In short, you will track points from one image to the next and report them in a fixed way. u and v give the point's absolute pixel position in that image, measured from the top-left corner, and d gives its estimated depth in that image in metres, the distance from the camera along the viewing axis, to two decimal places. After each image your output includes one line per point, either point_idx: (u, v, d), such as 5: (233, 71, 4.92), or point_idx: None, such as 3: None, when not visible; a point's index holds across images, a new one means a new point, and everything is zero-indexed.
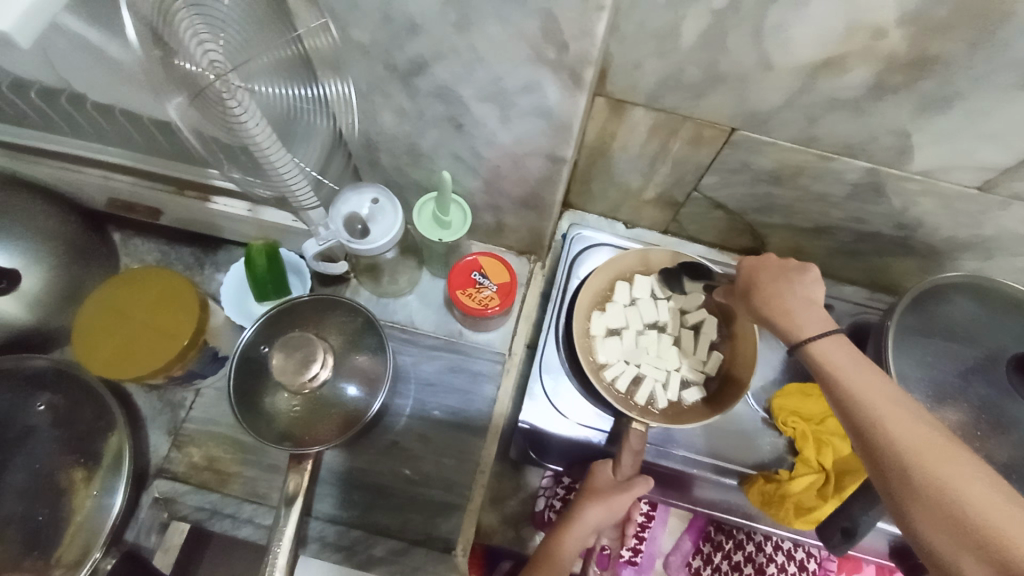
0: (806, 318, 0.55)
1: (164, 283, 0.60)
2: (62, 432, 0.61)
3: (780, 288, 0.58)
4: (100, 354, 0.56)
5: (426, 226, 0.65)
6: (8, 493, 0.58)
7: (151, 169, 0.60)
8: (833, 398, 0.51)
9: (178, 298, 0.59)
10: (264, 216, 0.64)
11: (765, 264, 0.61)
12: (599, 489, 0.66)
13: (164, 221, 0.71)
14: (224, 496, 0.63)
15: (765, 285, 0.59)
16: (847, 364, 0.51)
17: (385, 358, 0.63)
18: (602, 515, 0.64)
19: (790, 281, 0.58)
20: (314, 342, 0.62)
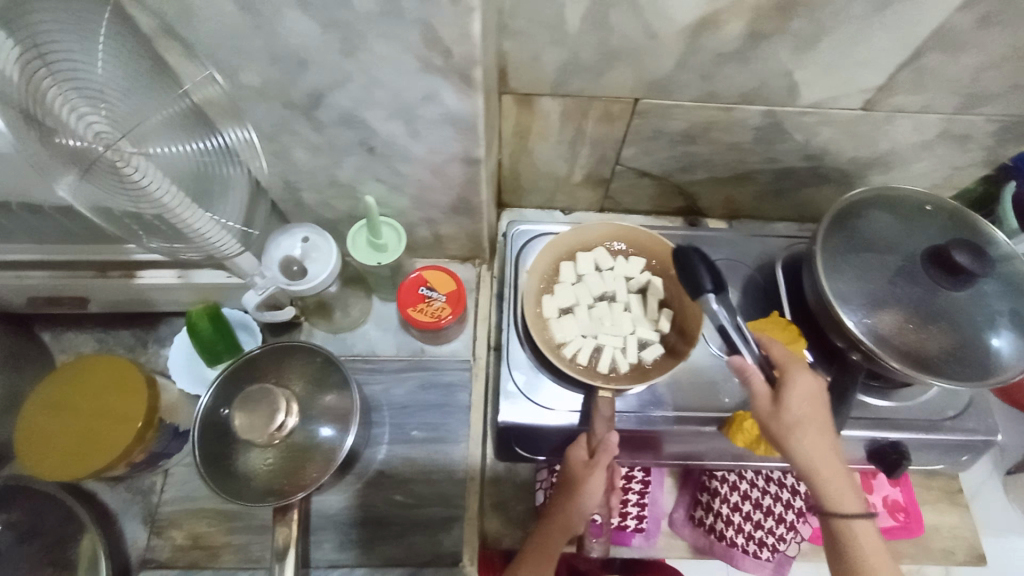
0: (836, 478, 0.57)
1: (101, 368, 0.58)
2: (27, 549, 0.57)
3: (817, 431, 0.58)
4: (51, 455, 0.54)
5: (364, 254, 0.65)
6: None
7: (68, 257, 0.58)
8: (835, 543, 0.58)
9: (121, 379, 0.57)
10: (198, 280, 0.62)
11: (810, 396, 0.58)
12: (574, 469, 0.67)
13: (94, 308, 0.67)
14: (217, 569, 0.61)
15: (807, 432, 0.57)
16: (854, 522, 0.57)
17: (352, 392, 0.63)
18: (586, 491, 0.64)
19: (826, 424, 0.59)
20: (275, 393, 0.58)
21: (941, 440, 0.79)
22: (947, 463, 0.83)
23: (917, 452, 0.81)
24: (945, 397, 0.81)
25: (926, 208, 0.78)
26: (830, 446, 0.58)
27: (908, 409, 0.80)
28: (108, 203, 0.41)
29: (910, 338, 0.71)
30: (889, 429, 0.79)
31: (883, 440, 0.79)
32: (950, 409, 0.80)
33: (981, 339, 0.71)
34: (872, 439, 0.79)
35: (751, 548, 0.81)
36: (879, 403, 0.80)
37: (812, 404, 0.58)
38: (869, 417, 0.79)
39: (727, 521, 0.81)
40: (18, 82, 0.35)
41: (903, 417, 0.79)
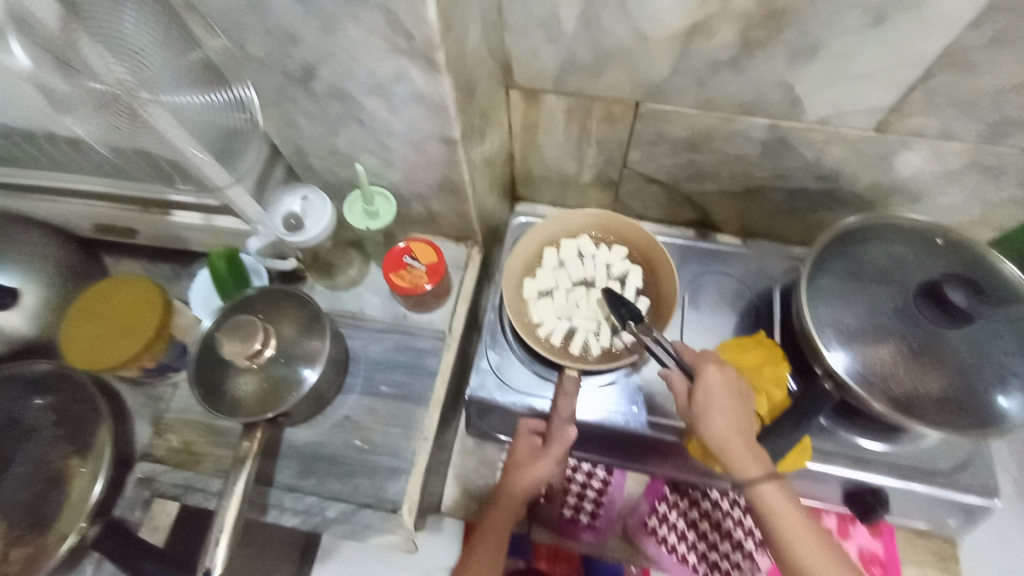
0: (755, 465, 0.61)
1: (125, 287, 0.71)
2: (57, 428, 0.70)
3: (725, 414, 0.63)
4: (79, 350, 0.68)
5: (357, 218, 0.72)
6: (11, 486, 0.66)
7: (120, 191, 0.72)
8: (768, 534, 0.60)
9: (140, 298, 0.70)
10: (218, 223, 0.74)
11: (718, 388, 0.64)
12: (523, 458, 0.70)
13: (141, 240, 0.82)
14: (197, 473, 0.71)
15: (720, 418, 0.63)
16: (776, 505, 0.60)
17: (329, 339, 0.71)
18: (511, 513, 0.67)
19: (739, 414, 0.63)
20: (255, 323, 0.66)
21: (928, 493, 0.73)
22: (932, 519, 0.78)
23: (901, 502, 0.76)
24: (941, 449, 0.75)
25: (937, 241, 0.74)
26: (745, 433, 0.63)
27: (894, 454, 0.75)
28: (132, 138, 0.54)
29: (895, 376, 0.67)
30: (869, 471, 0.74)
31: (861, 482, 0.75)
32: (945, 463, 0.74)
33: (977, 388, 0.66)
34: (848, 479, 0.75)
35: (702, 567, 0.80)
36: (866, 443, 0.75)
37: (722, 394, 0.64)
38: (848, 455, 0.75)
39: (680, 536, 0.82)
40: (52, 31, 0.43)
41: (887, 462, 0.74)
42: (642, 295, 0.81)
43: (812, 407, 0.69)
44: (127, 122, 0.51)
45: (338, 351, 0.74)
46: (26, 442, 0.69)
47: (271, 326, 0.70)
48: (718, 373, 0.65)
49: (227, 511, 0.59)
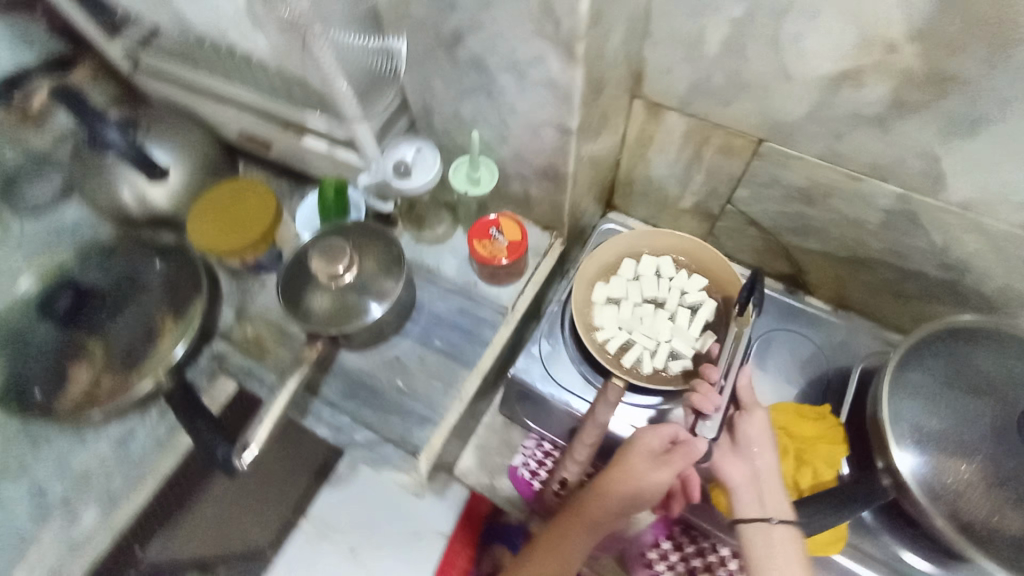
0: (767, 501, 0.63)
1: (254, 190, 0.80)
2: (165, 292, 0.80)
3: (757, 454, 0.66)
4: (202, 229, 0.77)
5: (458, 182, 0.76)
6: (120, 328, 0.77)
7: (267, 107, 0.80)
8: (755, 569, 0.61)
9: (262, 203, 0.80)
10: (337, 155, 0.81)
11: (759, 426, 0.67)
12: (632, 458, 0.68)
13: (271, 155, 0.91)
14: (260, 364, 0.78)
15: (750, 450, 0.66)
16: (776, 547, 0.61)
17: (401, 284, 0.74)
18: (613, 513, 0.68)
19: (768, 454, 0.66)
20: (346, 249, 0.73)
21: None
22: None
23: None
24: None
25: None
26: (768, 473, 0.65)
27: None
28: (297, 64, 0.66)
29: (968, 498, 0.60)
30: None
31: None
32: None
33: None
34: None
35: None
36: (913, 559, 0.68)
37: (760, 433, 0.67)
38: (887, 563, 0.69)
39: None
40: None
41: None
42: (709, 331, 0.79)
43: (859, 498, 0.64)
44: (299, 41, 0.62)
45: (407, 297, 0.78)
46: (139, 295, 0.80)
47: (358, 259, 0.76)
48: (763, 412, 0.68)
49: (274, 408, 0.65)
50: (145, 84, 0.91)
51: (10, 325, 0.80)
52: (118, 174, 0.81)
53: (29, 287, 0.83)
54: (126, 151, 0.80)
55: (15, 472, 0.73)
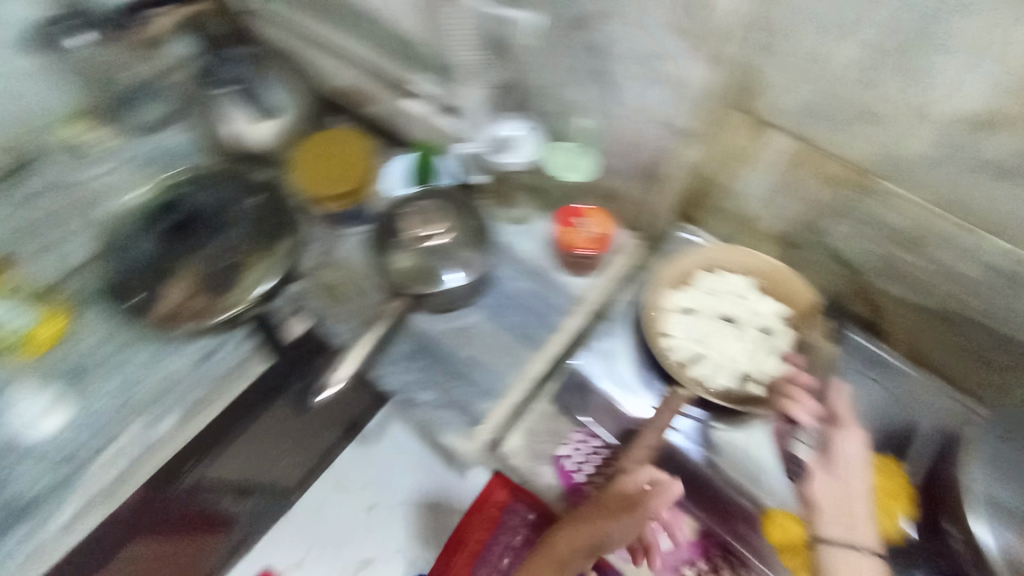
0: (859, 528, 0.62)
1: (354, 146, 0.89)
2: (253, 227, 0.84)
3: (854, 479, 0.64)
4: (307, 174, 0.87)
5: (558, 169, 0.75)
6: (212, 254, 0.82)
7: (381, 66, 0.83)
8: None
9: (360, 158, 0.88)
10: (439, 122, 0.81)
11: (856, 449, 0.66)
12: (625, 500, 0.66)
13: (365, 113, 0.92)
14: (331, 311, 0.79)
15: (845, 473, 0.65)
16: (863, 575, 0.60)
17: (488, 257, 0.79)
18: (576, 552, 0.65)
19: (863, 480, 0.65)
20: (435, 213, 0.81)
21: None
22: None
23: None
24: None
25: None
26: (862, 499, 0.63)
27: None
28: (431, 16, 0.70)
29: None
30: None
31: None
32: None
33: None
34: None
35: None
36: None
37: (857, 457, 0.66)
38: None
39: None
40: None
41: None
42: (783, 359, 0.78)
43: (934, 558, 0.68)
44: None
45: (484, 270, 0.79)
46: (227, 227, 0.84)
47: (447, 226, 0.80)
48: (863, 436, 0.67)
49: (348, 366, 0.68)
50: (264, 30, 0.96)
51: (118, 234, 0.86)
52: None
53: (135, 200, 0.89)
54: (257, 94, 0.88)
55: (100, 369, 0.76)
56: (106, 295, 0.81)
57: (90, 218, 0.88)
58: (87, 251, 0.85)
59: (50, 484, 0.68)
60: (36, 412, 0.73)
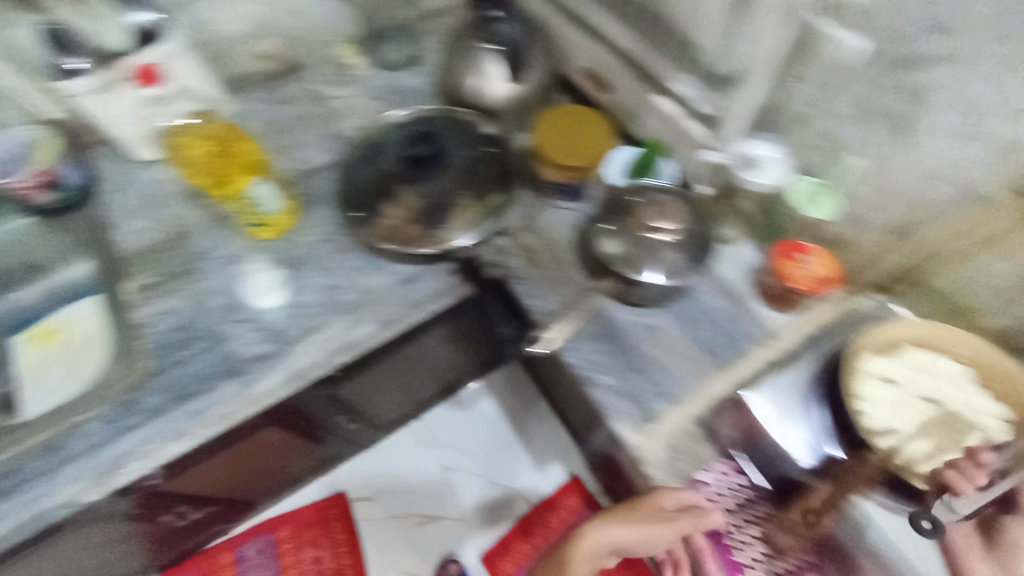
0: None
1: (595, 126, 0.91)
2: (467, 177, 0.85)
3: None
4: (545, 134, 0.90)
5: (800, 198, 0.78)
6: (423, 191, 0.84)
7: (638, 57, 0.83)
8: None
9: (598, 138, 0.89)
10: (684, 125, 0.80)
11: None
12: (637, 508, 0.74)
13: (597, 98, 0.93)
14: (529, 272, 0.81)
15: None
16: None
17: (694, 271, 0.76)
18: (589, 545, 0.77)
19: None
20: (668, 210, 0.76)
21: None
22: None
23: None
24: None
25: None
26: None
27: None
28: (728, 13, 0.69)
29: None
30: None
31: None
32: None
33: None
34: None
35: None
36: None
37: None
38: None
39: None
40: None
41: None
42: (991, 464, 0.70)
43: None
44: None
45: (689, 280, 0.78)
46: (451, 165, 0.86)
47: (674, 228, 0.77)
48: None
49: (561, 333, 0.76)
50: None
51: (355, 146, 0.92)
52: (479, 61, 0.89)
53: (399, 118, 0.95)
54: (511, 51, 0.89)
55: (317, 263, 0.82)
56: (332, 200, 0.89)
57: (331, 132, 0.97)
58: (324, 158, 0.94)
59: (261, 351, 0.75)
60: (262, 288, 0.79)
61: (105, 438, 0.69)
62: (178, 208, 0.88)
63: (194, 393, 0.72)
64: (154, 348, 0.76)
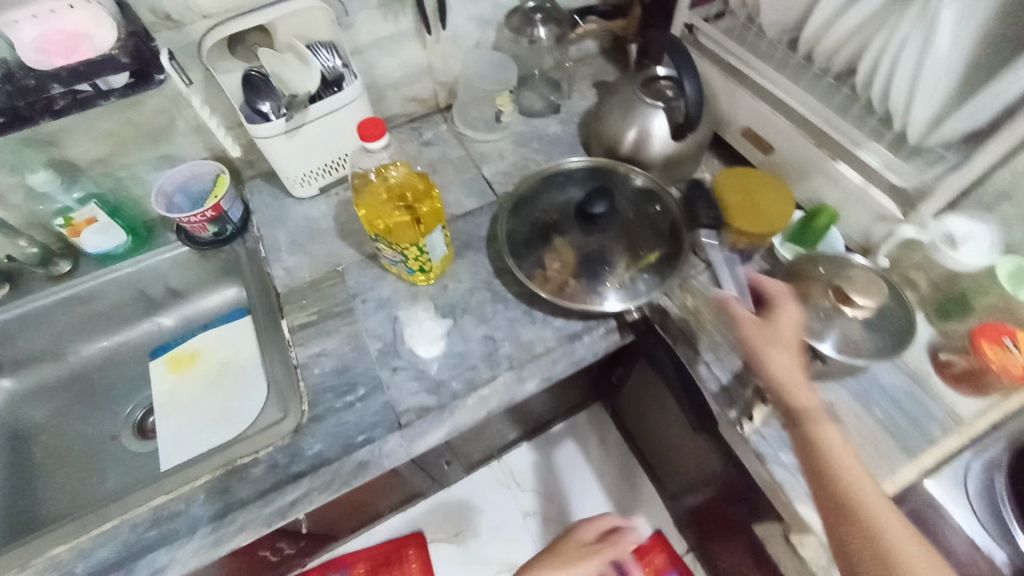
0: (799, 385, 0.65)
1: (784, 195, 0.83)
2: (628, 234, 0.82)
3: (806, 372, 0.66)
4: (726, 200, 0.83)
5: (1003, 275, 0.72)
6: (586, 243, 0.81)
7: (817, 123, 0.80)
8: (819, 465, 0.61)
9: (786, 207, 0.82)
10: (873, 194, 0.76)
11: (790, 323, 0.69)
12: (567, 543, 0.91)
13: (760, 159, 0.92)
14: (695, 336, 0.79)
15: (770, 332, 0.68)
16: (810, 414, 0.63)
17: (882, 352, 0.68)
18: None
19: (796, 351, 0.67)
20: (862, 293, 0.70)
21: None
22: None
23: None
24: None
25: None
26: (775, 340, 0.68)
27: None
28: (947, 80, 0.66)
29: None
30: None
31: None
32: None
33: None
34: None
35: None
36: None
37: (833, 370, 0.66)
38: None
39: None
40: None
41: None
42: None
43: None
44: (1005, 47, 0.61)
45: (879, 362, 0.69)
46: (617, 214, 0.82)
47: (858, 306, 0.70)
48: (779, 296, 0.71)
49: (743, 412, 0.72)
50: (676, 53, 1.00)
51: (516, 191, 0.91)
52: (642, 116, 0.88)
53: (579, 164, 0.91)
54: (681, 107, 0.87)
55: (474, 311, 0.81)
56: (484, 246, 0.88)
57: (478, 176, 0.98)
58: (473, 203, 0.94)
59: (424, 402, 0.73)
60: (420, 335, 0.78)
61: (270, 484, 0.67)
62: (332, 246, 0.88)
63: (360, 443, 0.70)
64: (316, 390, 0.74)
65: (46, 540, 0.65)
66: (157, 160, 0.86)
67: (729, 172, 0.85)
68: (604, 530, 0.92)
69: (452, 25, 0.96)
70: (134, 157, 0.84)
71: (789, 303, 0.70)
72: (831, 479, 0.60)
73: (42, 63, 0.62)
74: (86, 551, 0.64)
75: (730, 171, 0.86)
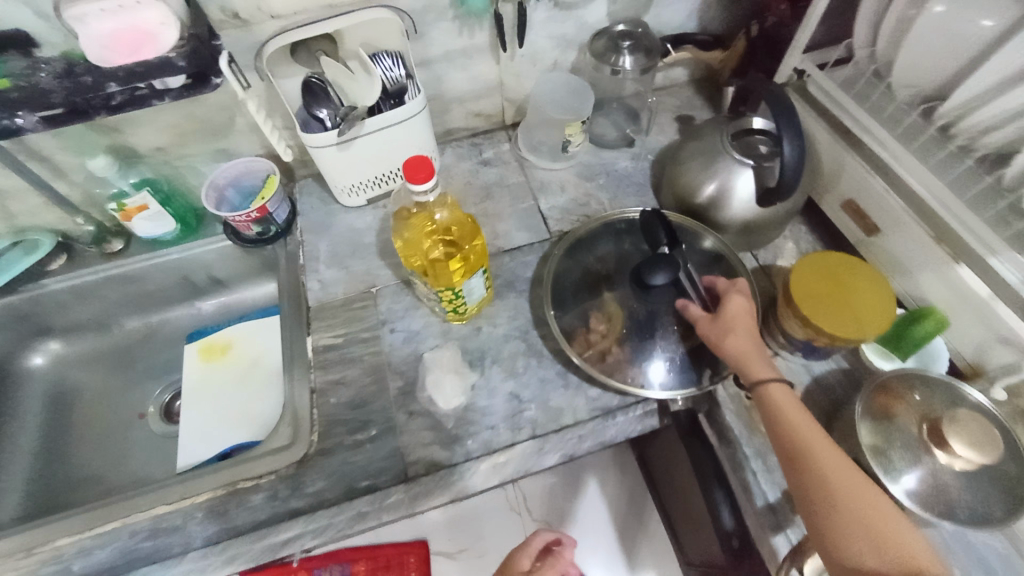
0: (759, 363, 0.64)
1: (883, 293, 0.66)
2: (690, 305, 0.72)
3: (741, 334, 0.65)
4: (807, 291, 0.68)
5: None
6: (640, 309, 0.72)
7: (939, 214, 0.68)
8: (778, 431, 0.60)
9: (883, 308, 0.65)
10: (997, 310, 0.62)
11: (740, 310, 0.67)
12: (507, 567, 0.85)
13: (858, 239, 0.79)
14: (748, 437, 0.70)
15: (737, 328, 0.66)
16: (771, 388, 0.62)
17: (978, 516, 0.57)
18: None
19: (754, 333, 0.66)
20: (964, 437, 0.60)
21: None
22: None
23: None
24: None
25: None
26: (749, 339, 0.65)
27: None
28: None
29: None
30: None
31: None
32: None
33: None
34: None
35: None
36: None
37: (743, 316, 0.67)
38: None
39: None
40: None
41: None
42: None
43: None
44: None
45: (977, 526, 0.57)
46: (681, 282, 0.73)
47: (954, 454, 0.60)
48: (727, 288, 0.70)
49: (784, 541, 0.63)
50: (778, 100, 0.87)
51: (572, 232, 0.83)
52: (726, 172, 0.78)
53: None
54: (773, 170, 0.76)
55: (504, 362, 0.75)
56: (527, 290, 0.81)
57: (534, 207, 0.91)
58: (523, 238, 0.87)
59: (435, 457, 0.68)
60: (443, 383, 0.72)
61: (267, 518, 0.65)
62: (371, 264, 0.85)
63: (362, 489, 0.66)
64: (328, 421, 0.71)
65: (53, 530, 0.66)
66: (211, 152, 0.85)
67: (816, 256, 0.70)
68: (542, 545, 0.87)
69: (529, 42, 0.89)
70: (194, 148, 0.83)
71: (738, 295, 0.69)
72: (797, 444, 0.58)
73: (103, 60, 0.61)
74: (86, 551, 0.64)
75: (822, 253, 0.70)
